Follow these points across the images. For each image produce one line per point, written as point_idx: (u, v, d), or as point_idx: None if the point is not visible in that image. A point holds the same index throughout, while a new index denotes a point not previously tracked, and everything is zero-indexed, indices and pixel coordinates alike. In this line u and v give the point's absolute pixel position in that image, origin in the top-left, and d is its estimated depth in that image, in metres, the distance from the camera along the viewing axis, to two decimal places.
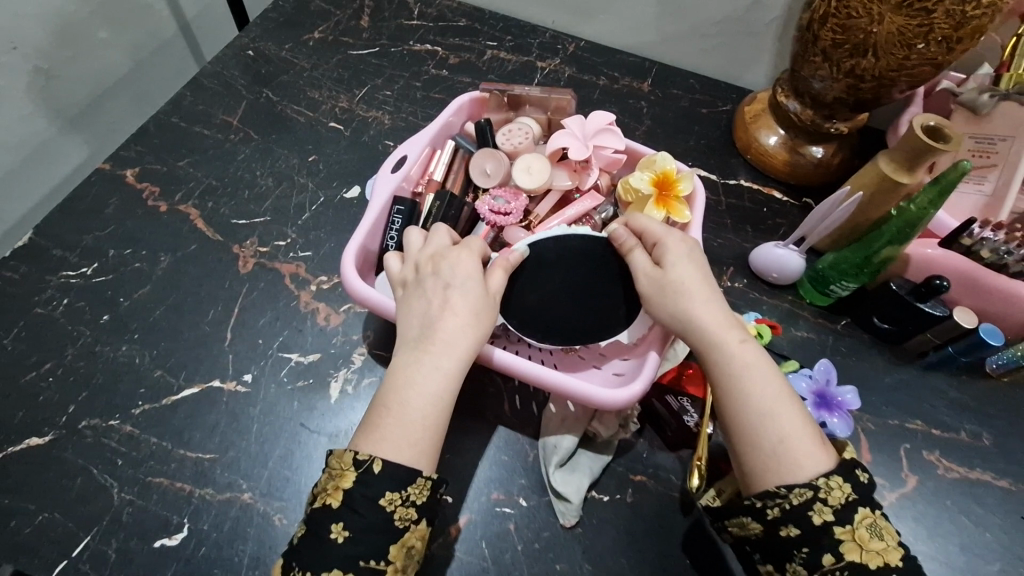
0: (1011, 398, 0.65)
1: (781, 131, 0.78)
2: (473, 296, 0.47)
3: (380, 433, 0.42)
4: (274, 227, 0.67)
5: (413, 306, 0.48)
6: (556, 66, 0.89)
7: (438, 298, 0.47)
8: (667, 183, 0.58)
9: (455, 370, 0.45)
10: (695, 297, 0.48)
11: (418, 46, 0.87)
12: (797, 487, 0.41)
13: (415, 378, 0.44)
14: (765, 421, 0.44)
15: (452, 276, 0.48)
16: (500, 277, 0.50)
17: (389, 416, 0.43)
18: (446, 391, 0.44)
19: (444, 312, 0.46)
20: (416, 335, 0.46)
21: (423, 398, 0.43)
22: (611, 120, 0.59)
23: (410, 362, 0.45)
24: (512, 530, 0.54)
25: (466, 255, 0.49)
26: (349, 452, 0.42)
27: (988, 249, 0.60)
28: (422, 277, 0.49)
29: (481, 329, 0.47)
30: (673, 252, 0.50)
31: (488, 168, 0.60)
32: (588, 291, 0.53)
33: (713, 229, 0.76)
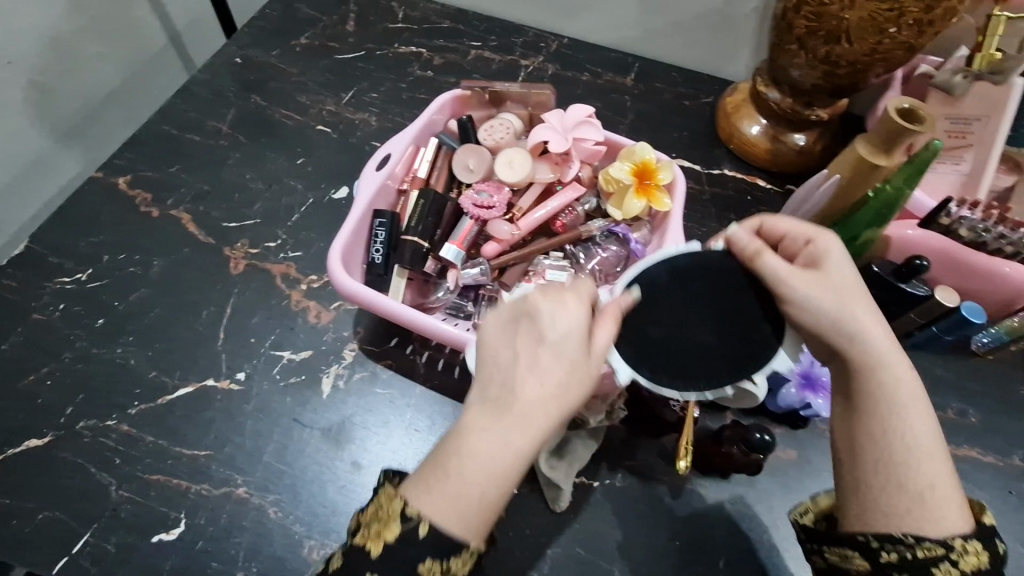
0: (996, 375, 0.66)
1: (763, 121, 0.79)
2: (567, 357, 0.40)
3: (433, 492, 0.38)
4: (264, 229, 0.68)
5: (500, 350, 0.41)
6: (540, 64, 0.90)
7: (527, 351, 0.40)
8: (647, 173, 0.60)
9: (526, 444, 0.38)
10: (864, 312, 0.43)
11: (403, 49, 0.88)
12: (930, 543, 0.38)
13: (480, 446, 0.38)
14: (914, 465, 0.40)
15: (553, 324, 0.41)
16: (609, 331, 0.43)
17: (447, 481, 0.38)
18: (511, 466, 0.37)
19: (531, 371, 0.40)
20: (495, 393, 0.40)
21: (483, 474, 0.37)
22: (590, 113, 0.60)
23: (480, 416, 0.39)
24: (505, 517, 0.55)
25: (571, 301, 0.42)
26: (398, 499, 0.38)
27: (966, 228, 0.61)
28: (515, 319, 0.42)
29: (569, 398, 0.40)
30: (835, 255, 0.45)
31: (471, 164, 0.61)
32: (721, 311, 0.46)
33: (697, 218, 0.77)
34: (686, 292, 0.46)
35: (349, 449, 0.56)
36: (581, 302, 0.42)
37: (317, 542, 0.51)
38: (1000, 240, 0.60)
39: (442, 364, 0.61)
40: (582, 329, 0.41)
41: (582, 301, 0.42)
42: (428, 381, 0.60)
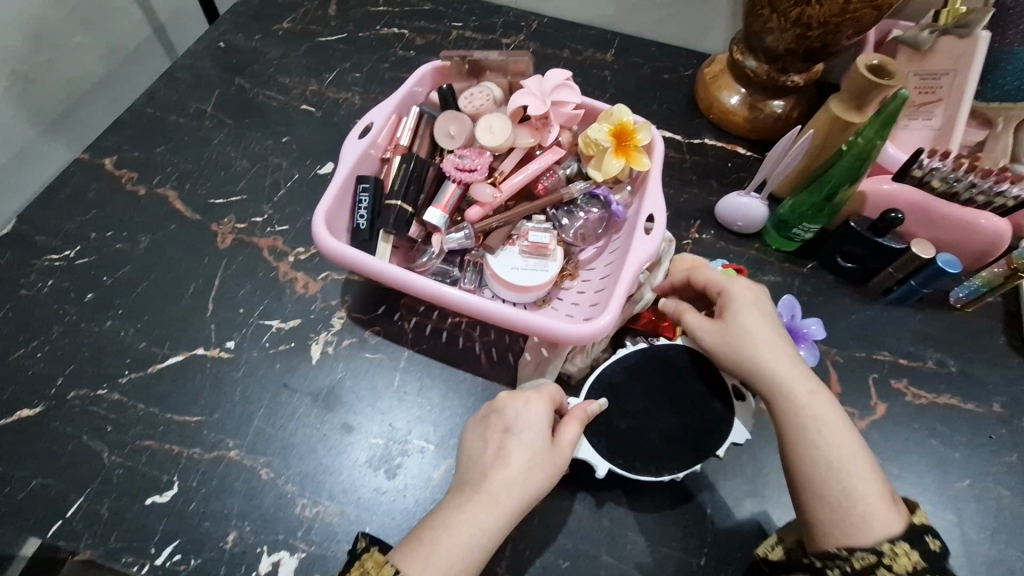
0: (975, 326, 0.67)
1: (741, 90, 0.80)
2: (531, 446, 0.47)
3: (412, 555, 0.43)
4: (251, 205, 0.70)
5: (475, 449, 0.49)
6: (521, 43, 0.92)
7: (497, 442, 0.48)
8: (626, 133, 0.61)
9: (494, 529, 0.44)
10: (767, 354, 0.50)
11: (385, 31, 0.90)
12: (859, 552, 0.42)
13: (455, 527, 0.44)
14: (834, 477, 0.45)
15: (516, 422, 0.49)
16: (574, 429, 0.49)
17: (421, 548, 0.44)
18: (478, 548, 0.44)
19: (500, 462, 0.47)
20: (471, 483, 0.47)
21: (458, 549, 0.43)
22: (567, 76, 0.62)
23: (454, 505, 0.46)
24: None
25: (535, 401, 0.49)
26: (388, 565, 0.42)
27: (938, 179, 0.62)
28: (488, 422, 0.50)
29: (535, 486, 0.46)
30: (738, 303, 0.53)
31: (452, 130, 0.62)
32: (672, 396, 0.53)
33: (678, 185, 0.78)
34: (646, 387, 0.53)
35: (339, 411, 0.57)
36: (544, 402, 0.49)
37: (309, 500, 0.52)
38: (971, 190, 0.62)
39: (430, 329, 0.62)
40: (547, 430, 0.48)
41: (545, 399, 0.50)
42: (415, 345, 0.61)
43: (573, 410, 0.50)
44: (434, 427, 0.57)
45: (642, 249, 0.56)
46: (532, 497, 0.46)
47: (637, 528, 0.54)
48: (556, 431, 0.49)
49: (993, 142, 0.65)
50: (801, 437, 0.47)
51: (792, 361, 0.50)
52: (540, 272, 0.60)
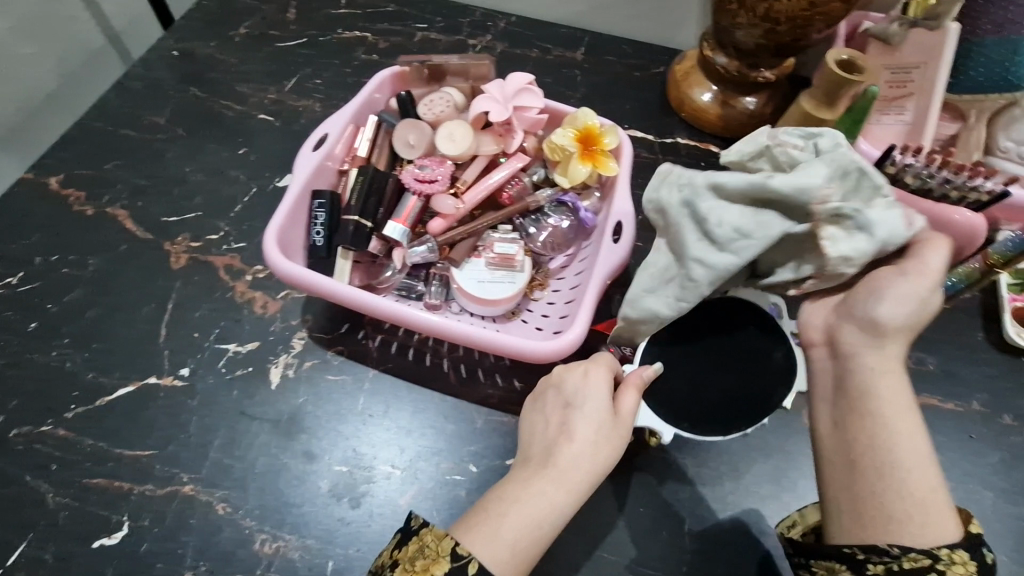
0: (954, 322, 0.66)
1: (713, 87, 0.79)
2: (594, 420, 0.45)
3: (479, 532, 0.41)
4: (206, 221, 0.67)
5: (536, 424, 0.48)
6: (488, 43, 0.89)
7: (558, 417, 0.47)
8: (591, 138, 0.59)
9: (565, 504, 0.42)
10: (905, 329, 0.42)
11: (347, 34, 0.88)
12: (912, 552, 0.37)
13: (525, 500, 0.42)
14: (909, 470, 0.40)
15: (578, 396, 0.47)
16: (632, 397, 0.46)
17: (489, 520, 0.42)
18: (549, 522, 0.42)
19: (565, 435, 0.45)
20: (538, 458, 0.45)
21: (530, 522, 0.41)
22: (529, 80, 0.59)
23: (522, 480, 0.44)
24: (464, 496, 0.53)
25: (593, 370, 0.48)
26: (449, 538, 0.41)
27: (912, 175, 0.59)
28: (546, 397, 0.49)
29: (602, 457, 0.44)
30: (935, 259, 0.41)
31: (411, 139, 0.60)
32: (728, 352, 0.50)
33: (652, 187, 0.76)
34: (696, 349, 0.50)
35: (302, 438, 0.54)
36: (603, 371, 0.48)
37: (269, 535, 0.50)
38: (947, 186, 0.59)
39: (395, 346, 0.60)
40: (610, 401, 0.46)
41: (603, 368, 0.48)
42: (381, 365, 0.59)
43: (630, 377, 0.48)
44: (401, 450, 0.54)
45: (609, 259, 0.54)
46: (602, 469, 0.44)
47: (616, 550, 0.52)
48: (616, 401, 0.47)
49: (967, 133, 0.65)
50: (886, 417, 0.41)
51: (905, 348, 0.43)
52: (507, 285, 0.58)
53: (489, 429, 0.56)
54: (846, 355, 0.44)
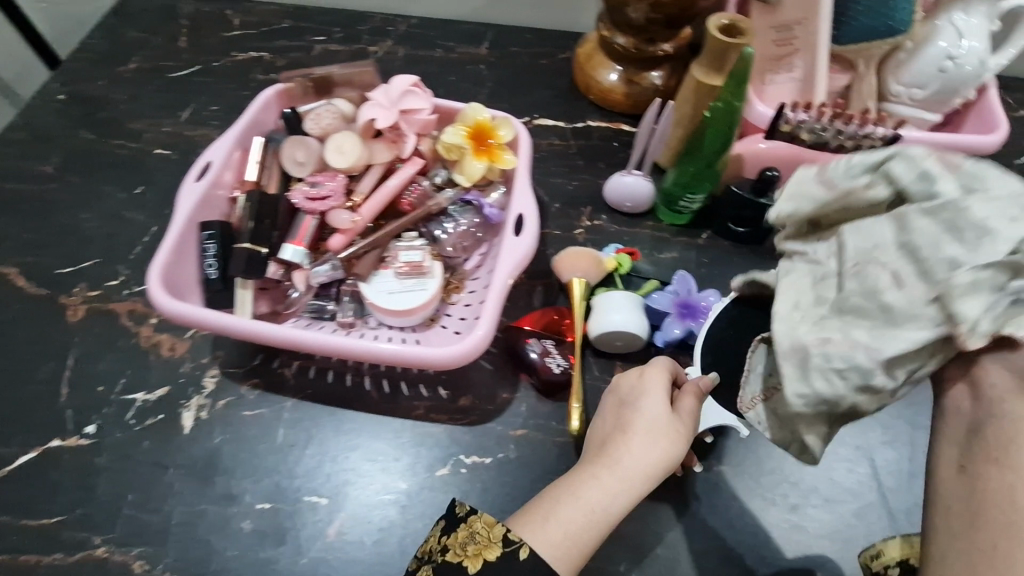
0: None
1: (618, 67, 0.78)
2: (649, 414, 0.47)
3: (533, 519, 0.44)
4: (104, 268, 0.64)
5: (598, 425, 0.51)
6: (389, 48, 0.87)
7: (614, 415, 0.50)
8: (483, 133, 0.58)
9: (621, 495, 0.44)
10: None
11: (242, 56, 0.85)
12: None
13: (581, 490, 0.45)
14: None
15: (636, 397, 0.49)
16: (691, 402, 0.48)
17: (545, 509, 0.44)
18: (607, 512, 0.44)
19: (620, 430, 0.48)
20: (595, 452, 0.48)
21: (583, 510, 0.44)
22: (413, 82, 0.58)
23: (578, 473, 0.46)
24: (395, 516, 0.51)
25: (648, 372, 0.50)
26: (499, 525, 0.43)
27: (807, 131, 0.60)
28: (607, 400, 0.52)
29: (658, 451, 0.46)
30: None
31: (300, 156, 0.58)
32: None
33: (566, 173, 0.75)
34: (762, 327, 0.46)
35: (221, 481, 0.52)
36: (658, 372, 0.50)
37: None
38: (840, 138, 0.60)
39: (314, 371, 0.58)
40: (667, 401, 0.48)
41: (659, 370, 0.50)
42: (300, 392, 0.57)
43: (686, 386, 0.48)
44: (326, 477, 0.53)
45: (512, 253, 0.53)
46: (660, 463, 0.46)
47: None
48: (675, 403, 0.48)
49: (859, 83, 0.65)
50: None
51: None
52: (418, 293, 0.56)
53: (417, 442, 0.55)
54: (992, 399, 0.34)
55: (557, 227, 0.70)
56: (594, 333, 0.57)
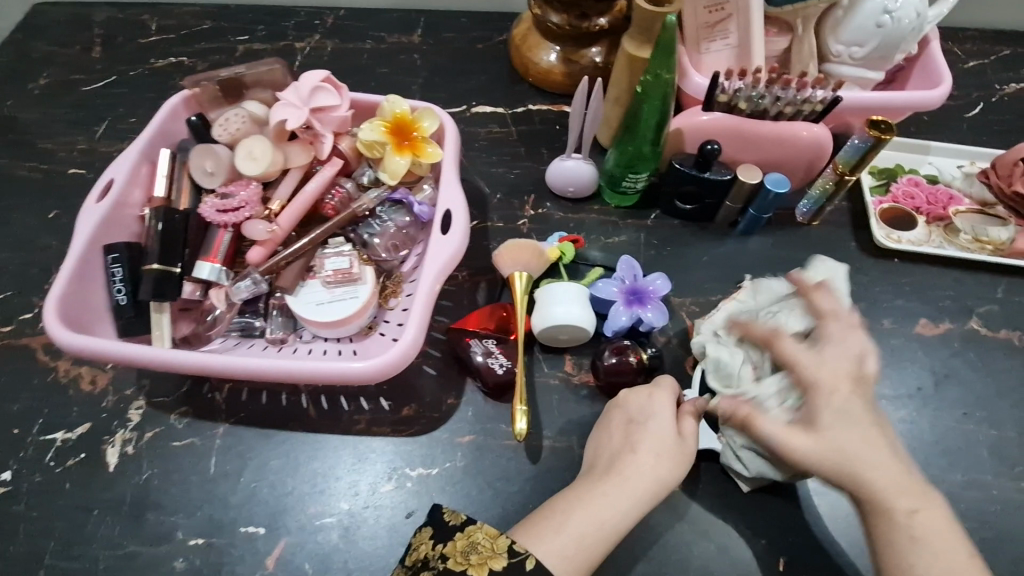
0: (824, 239, 0.65)
1: (555, 47, 0.74)
2: (659, 434, 0.47)
3: (541, 534, 0.43)
4: (16, 301, 0.60)
5: (601, 438, 0.50)
6: (317, 43, 0.83)
7: (622, 432, 0.49)
8: (404, 127, 0.55)
9: (629, 509, 0.44)
10: (855, 446, 0.41)
11: (160, 62, 0.80)
12: None
13: (591, 504, 0.44)
14: None
15: (644, 414, 0.49)
16: (693, 423, 0.49)
17: (556, 522, 0.43)
18: (615, 527, 0.44)
19: (628, 448, 0.47)
20: (600, 469, 0.47)
21: (593, 522, 0.43)
22: (323, 77, 0.54)
23: (587, 488, 0.46)
24: (338, 539, 0.49)
25: (657, 393, 0.50)
26: (502, 536, 0.42)
27: (745, 99, 0.59)
28: (610, 416, 0.51)
29: (664, 470, 0.46)
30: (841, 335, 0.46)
31: (208, 166, 0.54)
32: None
33: (508, 161, 0.72)
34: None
35: (151, 518, 0.49)
36: (667, 394, 0.50)
37: None
38: (778, 104, 0.58)
39: (246, 393, 0.55)
40: (674, 422, 0.48)
41: (668, 392, 0.50)
42: (232, 417, 0.54)
43: (687, 404, 0.50)
44: (264, 505, 0.50)
45: (440, 253, 0.51)
46: (665, 483, 0.46)
47: None
48: (681, 422, 0.49)
49: (798, 44, 0.62)
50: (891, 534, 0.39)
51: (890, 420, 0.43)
52: (349, 302, 0.53)
53: (359, 459, 0.52)
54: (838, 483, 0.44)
55: (499, 219, 0.67)
56: (538, 329, 0.55)
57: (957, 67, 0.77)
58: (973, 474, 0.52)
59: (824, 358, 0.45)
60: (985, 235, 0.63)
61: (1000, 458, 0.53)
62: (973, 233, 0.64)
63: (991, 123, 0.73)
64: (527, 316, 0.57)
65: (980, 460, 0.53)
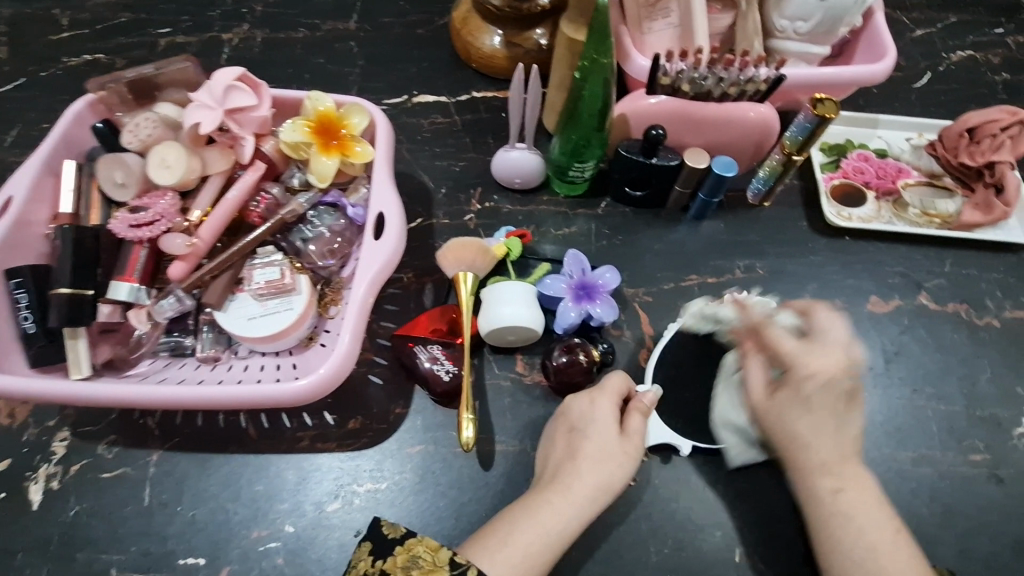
0: (775, 221, 0.64)
1: (498, 30, 0.70)
2: (602, 439, 0.47)
3: (485, 548, 0.42)
4: None
5: (547, 448, 0.49)
6: (246, 33, 0.77)
7: (565, 441, 0.48)
8: (329, 125, 0.52)
9: (575, 519, 0.44)
10: (813, 427, 0.45)
11: (74, 61, 0.74)
12: None
13: (536, 515, 0.43)
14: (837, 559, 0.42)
15: (586, 421, 0.48)
16: (639, 421, 0.48)
17: (498, 532, 0.43)
18: (561, 537, 0.43)
19: (572, 457, 0.47)
20: (546, 480, 0.46)
21: (538, 533, 0.43)
22: (237, 74, 0.50)
23: (531, 500, 0.45)
24: (284, 564, 0.47)
25: (599, 398, 0.49)
26: (443, 549, 0.41)
27: (688, 81, 0.56)
28: (554, 425, 0.50)
29: (608, 474, 0.46)
30: (834, 325, 0.46)
31: (118, 177, 0.50)
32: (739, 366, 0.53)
33: (453, 153, 0.69)
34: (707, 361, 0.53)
35: (81, 557, 0.46)
36: (608, 398, 0.49)
37: None
38: (722, 84, 0.57)
39: (181, 415, 0.52)
40: (616, 423, 0.48)
41: (610, 396, 0.49)
42: (166, 442, 0.51)
43: (630, 404, 0.49)
44: (203, 533, 0.47)
45: (372, 260, 0.48)
46: (611, 486, 0.46)
47: None
48: (623, 423, 0.49)
49: (743, 20, 0.60)
50: (828, 515, 0.44)
51: (857, 404, 0.46)
52: (281, 315, 0.50)
53: (304, 478, 0.50)
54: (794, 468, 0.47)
55: (445, 215, 0.64)
56: (484, 331, 0.53)
57: (904, 36, 0.76)
58: (923, 451, 0.53)
59: (817, 347, 0.45)
60: (933, 209, 0.63)
61: (949, 432, 0.54)
62: (922, 207, 0.63)
63: (938, 94, 0.73)
64: (474, 318, 0.55)
65: (930, 436, 0.54)
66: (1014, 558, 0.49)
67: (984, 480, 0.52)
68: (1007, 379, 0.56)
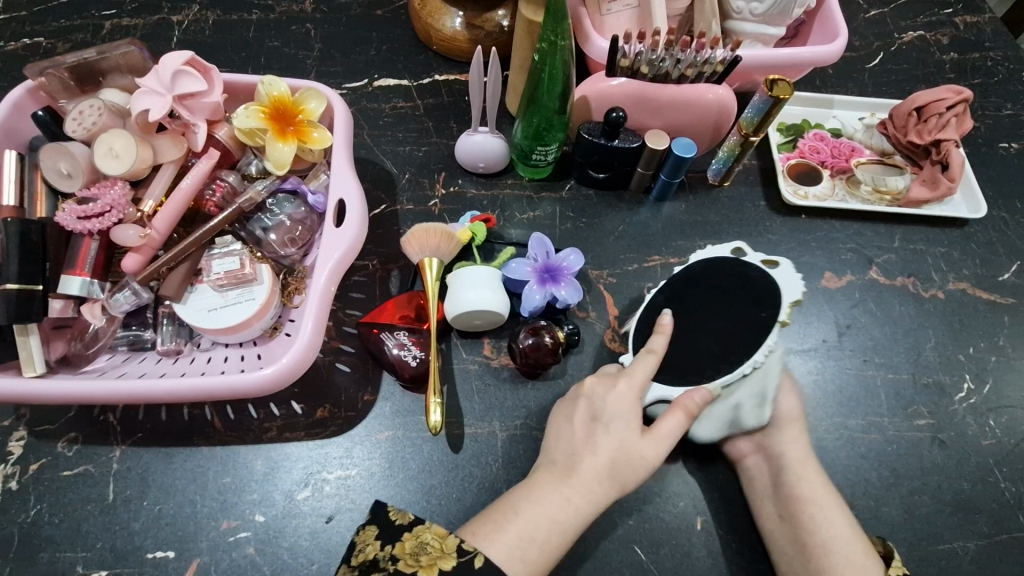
0: (735, 201, 0.66)
1: (459, 12, 0.68)
2: (623, 436, 0.47)
3: (497, 539, 0.42)
4: None
5: (559, 429, 0.49)
6: (197, 14, 0.74)
7: (585, 426, 0.48)
8: (284, 112, 0.51)
9: (587, 510, 0.45)
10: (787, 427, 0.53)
11: (12, 45, 0.70)
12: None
13: (543, 504, 0.44)
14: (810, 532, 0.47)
15: (614, 414, 0.48)
16: (681, 419, 0.48)
17: (511, 520, 0.44)
18: (571, 525, 0.44)
19: (590, 446, 0.47)
20: (561, 465, 0.47)
21: (548, 523, 0.43)
22: (185, 60, 0.49)
23: (543, 487, 0.45)
24: (254, 553, 0.47)
25: (626, 388, 0.49)
26: (453, 536, 0.42)
27: (646, 63, 0.57)
28: (575, 406, 0.49)
29: (620, 469, 0.46)
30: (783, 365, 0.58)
31: (63, 168, 0.48)
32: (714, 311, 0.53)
33: (415, 138, 0.68)
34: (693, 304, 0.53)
35: (43, 558, 0.46)
36: (632, 390, 0.49)
37: None
38: (679, 66, 0.57)
39: (143, 410, 0.51)
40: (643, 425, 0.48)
41: (635, 387, 0.49)
42: (129, 438, 0.50)
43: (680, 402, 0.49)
44: (170, 526, 0.47)
45: (334, 247, 0.48)
46: (620, 481, 0.46)
47: None
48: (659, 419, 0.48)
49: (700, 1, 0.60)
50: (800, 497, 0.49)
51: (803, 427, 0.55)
52: (243, 305, 0.49)
53: (273, 468, 0.50)
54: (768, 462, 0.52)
55: (409, 201, 0.64)
56: (451, 316, 0.53)
57: (858, 17, 0.78)
58: (871, 418, 0.56)
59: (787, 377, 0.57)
60: (884, 185, 0.65)
61: (896, 399, 0.57)
62: (873, 184, 0.65)
63: (890, 73, 0.75)
64: (439, 303, 0.55)
65: (879, 404, 0.56)
66: (952, 515, 0.52)
67: (927, 443, 0.55)
68: (950, 348, 0.59)
